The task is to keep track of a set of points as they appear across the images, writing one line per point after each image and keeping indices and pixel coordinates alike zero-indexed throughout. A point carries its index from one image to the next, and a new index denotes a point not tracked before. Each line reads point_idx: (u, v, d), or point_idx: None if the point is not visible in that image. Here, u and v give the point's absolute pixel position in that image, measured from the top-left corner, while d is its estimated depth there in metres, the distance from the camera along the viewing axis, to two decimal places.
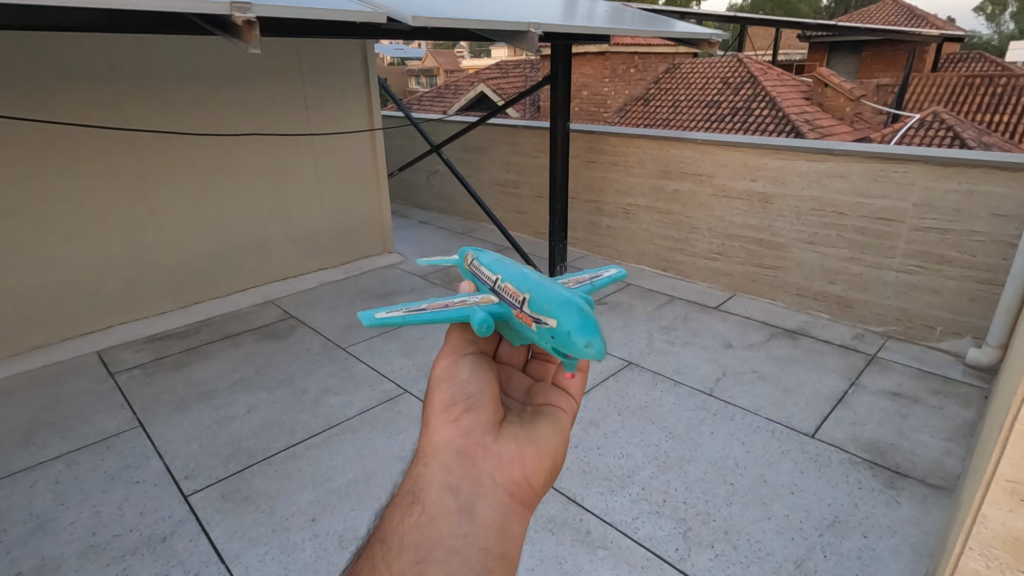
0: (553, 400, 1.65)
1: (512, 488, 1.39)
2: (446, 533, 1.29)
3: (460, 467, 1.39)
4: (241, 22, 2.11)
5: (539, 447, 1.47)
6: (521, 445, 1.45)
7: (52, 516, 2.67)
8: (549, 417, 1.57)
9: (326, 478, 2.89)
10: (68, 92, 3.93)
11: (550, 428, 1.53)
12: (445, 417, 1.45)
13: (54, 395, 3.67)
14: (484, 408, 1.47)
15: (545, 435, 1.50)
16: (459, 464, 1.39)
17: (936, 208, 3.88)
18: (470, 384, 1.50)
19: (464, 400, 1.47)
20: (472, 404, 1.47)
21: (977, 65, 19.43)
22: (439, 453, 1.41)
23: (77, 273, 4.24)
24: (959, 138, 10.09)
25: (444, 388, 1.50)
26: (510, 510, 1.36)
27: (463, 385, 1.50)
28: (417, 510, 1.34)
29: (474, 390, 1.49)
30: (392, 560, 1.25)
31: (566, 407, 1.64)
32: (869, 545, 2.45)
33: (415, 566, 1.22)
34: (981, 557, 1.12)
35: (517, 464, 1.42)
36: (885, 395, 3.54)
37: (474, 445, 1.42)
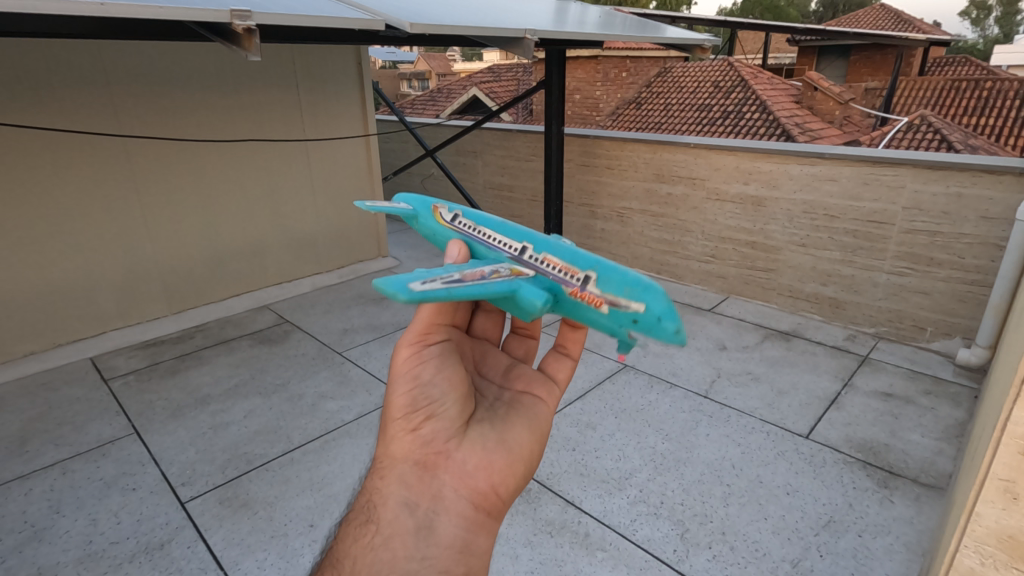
0: (532, 386, 1.60)
1: (476, 500, 1.36)
2: (403, 556, 1.24)
3: (418, 480, 1.34)
4: (241, 30, 2.13)
5: (510, 449, 1.43)
6: (488, 453, 1.40)
7: (47, 524, 2.65)
8: (523, 413, 1.52)
9: (325, 484, 2.89)
10: (63, 98, 3.92)
11: (523, 428, 1.49)
12: (404, 425, 1.38)
13: (47, 402, 3.64)
14: (447, 413, 1.40)
15: (516, 437, 1.46)
16: (419, 477, 1.35)
17: (924, 210, 3.94)
18: (433, 385, 1.41)
19: (425, 404, 1.39)
20: (434, 409, 1.39)
21: (963, 68, 19.74)
22: (396, 465, 1.36)
23: (71, 279, 4.22)
24: (947, 141, 10.24)
25: (403, 390, 1.40)
26: (474, 524, 1.34)
27: (426, 388, 1.41)
28: (370, 530, 1.30)
29: (439, 393, 1.41)
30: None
31: (543, 395, 1.59)
32: (864, 544, 2.48)
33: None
34: (976, 555, 1.15)
35: (483, 474, 1.38)
36: (878, 396, 3.58)
37: (436, 456, 1.37)
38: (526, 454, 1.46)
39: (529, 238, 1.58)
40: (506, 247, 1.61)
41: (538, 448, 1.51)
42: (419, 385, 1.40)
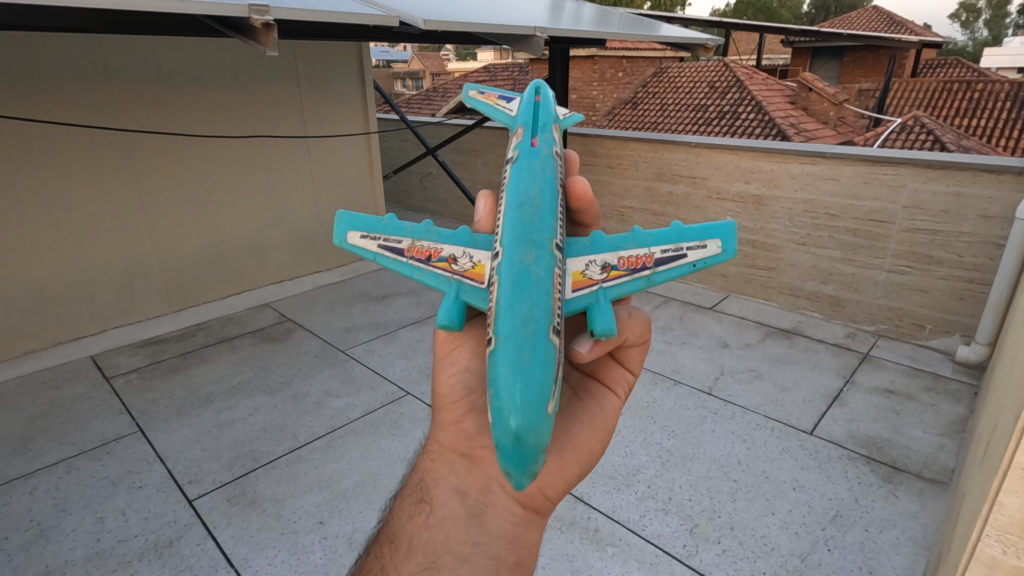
0: (600, 375, 1.65)
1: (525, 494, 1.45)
2: (455, 540, 1.36)
3: (466, 469, 1.49)
4: (259, 25, 2.13)
5: (567, 447, 1.48)
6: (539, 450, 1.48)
7: (53, 523, 2.63)
8: (583, 410, 1.56)
9: (333, 481, 2.89)
10: (62, 93, 3.88)
11: (582, 429, 1.52)
12: (452, 418, 1.54)
13: (50, 400, 3.61)
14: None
15: (575, 434, 1.50)
16: (467, 466, 1.49)
17: (924, 209, 3.98)
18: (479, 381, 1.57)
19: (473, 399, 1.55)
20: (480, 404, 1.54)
21: (954, 71, 19.95)
22: (446, 455, 1.52)
23: (72, 276, 4.19)
24: (940, 142, 10.35)
25: (454, 384, 1.57)
26: (522, 519, 1.44)
27: (471, 384, 1.56)
28: (425, 510, 1.45)
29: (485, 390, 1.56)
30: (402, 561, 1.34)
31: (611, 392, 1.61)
32: (870, 538, 2.51)
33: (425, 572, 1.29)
34: (997, 544, 1.16)
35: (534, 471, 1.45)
36: (880, 392, 3.62)
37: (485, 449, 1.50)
38: (584, 454, 1.50)
39: (505, 256, 1.51)
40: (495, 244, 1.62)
41: (598, 449, 1.55)
42: (465, 380, 1.57)
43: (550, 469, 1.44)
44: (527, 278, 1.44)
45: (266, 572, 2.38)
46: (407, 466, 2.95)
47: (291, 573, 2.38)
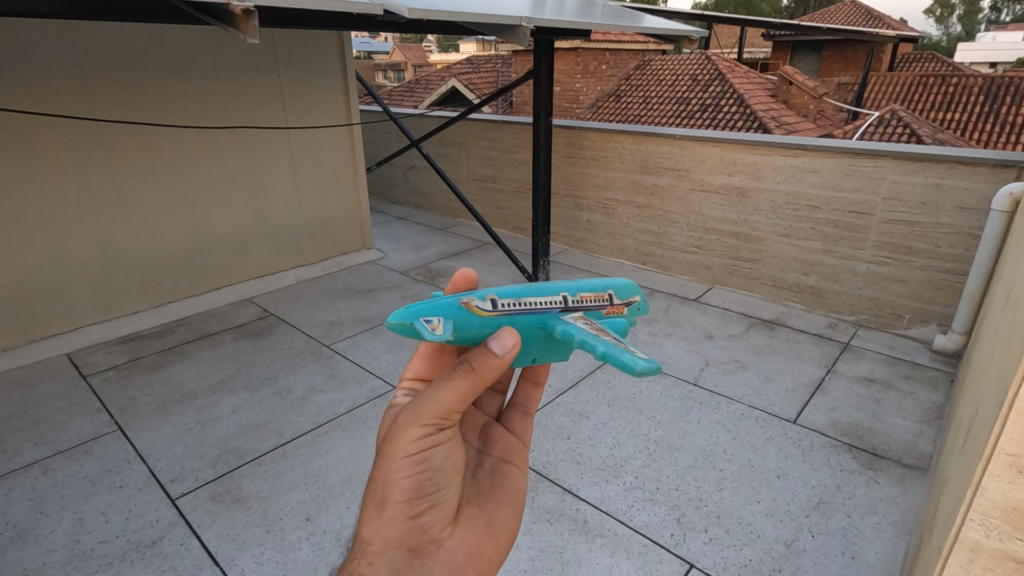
0: (511, 455, 1.52)
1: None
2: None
3: (409, 565, 1.18)
4: (239, 11, 2.06)
5: (488, 530, 1.35)
6: (473, 534, 1.31)
7: (30, 525, 2.57)
8: (500, 489, 1.43)
9: (320, 477, 2.86)
10: (33, 83, 3.75)
11: (504, 506, 1.41)
12: (403, 511, 1.19)
13: (23, 399, 3.52)
14: (448, 500, 1.26)
15: (498, 523, 1.37)
16: (411, 564, 1.18)
17: (903, 201, 4.06)
18: (438, 473, 1.22)
19: (428, 490, 1.21)
20: (439, 495, 1.23)
21: (929, 65, 20.44)
22: (388, 550, 1.17)
23: (45, 271, 4.07)
24: (916, 136, 10.61)
25: (407, 471, 1.18)
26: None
27: (430, 472, 1.21)
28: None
29: (439, 483, 1.22)
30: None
31: (516, 465, 1.51)
32: (853, 524, 2.55)
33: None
34: (980, 527, 1.18)
35: (469, 554, 1.28)
36: (860, 380, 3.69)
37: (429, 542, 1.22)
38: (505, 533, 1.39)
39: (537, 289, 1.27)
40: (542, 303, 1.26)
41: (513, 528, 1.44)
42: (425, 469, 1.20)
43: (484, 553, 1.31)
44: (552, 289, 1.28)
45: (253, 569, 2.35)
46: None
47: (279, 570, 2.35)
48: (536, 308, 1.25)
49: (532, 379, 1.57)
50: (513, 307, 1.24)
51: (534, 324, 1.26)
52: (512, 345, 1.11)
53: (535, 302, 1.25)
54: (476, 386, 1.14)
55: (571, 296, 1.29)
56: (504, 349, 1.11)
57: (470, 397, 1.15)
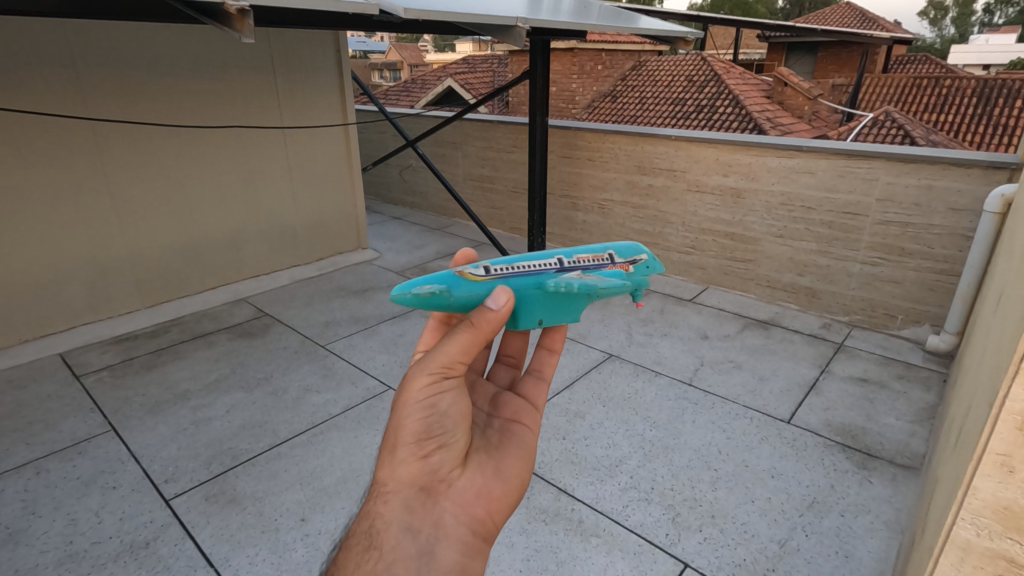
0: (521, 414, 1.42)
1: (475, 526, 1.17)
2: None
3: (423, 505, 1.13)
4: (234, 11, 2.05)
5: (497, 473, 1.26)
6: (485, 478, 1.23)
7: (23, 526, 2.55)
8: (512, 441, 1.34)
9: (315, 477, 2.85)
10: (26, 81, 3.72)
11: (517, 455, 1.32)
12: (414, 452, 1.16)
13: (15, 400, 3.49)
14: (459, 442, 1.21)
15: (509, 470, 1.28)
16: (424, 504, 1.13)
17: (897, 202, 4.08)
18: (447, 415, 1.18)
19: (438, 431, 1.18)
20: (450, 436, 1.19)
21: (923, 67, 20.56)
22: (402, 491, 1.13)
23: (37, 272, 4.04)
24: (910, 137, 10.67)
25: (417, 413, 1.16)
26: (472, 547, 1.15)
27: (442, 415, 1.18)
28: (373, 556, 1.08)
29: (448, 425, 1.19)
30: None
31: (528, 423, 1.41)
32: (846, 523, 2.57)
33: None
34: (972, 526, 1.20)
35: (480, 496, 1.20)
36: (854, 380, 3.71)
37: (440, 482, 1.17)
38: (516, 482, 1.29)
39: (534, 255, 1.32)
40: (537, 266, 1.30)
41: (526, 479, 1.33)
42: (434, 410, 1.17)
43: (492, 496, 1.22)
44: (545, 255, 1.32)
45: (248, 570, 2.34)
46: None
47: (273, 571, 2.34)
48: (531, 270, 1.29)
49: (545, 346, 1.55)
50: (507, 271, 1.27)
51: (532, 285, 1.29)
52: (508, 298, 1.18)
53: (530, 265, 1.29)
54: (479, 337, 1.16)
55: (565, 258, 1.32)
56: (500, 303, 1.18)
57: (474, 349, 1.17)
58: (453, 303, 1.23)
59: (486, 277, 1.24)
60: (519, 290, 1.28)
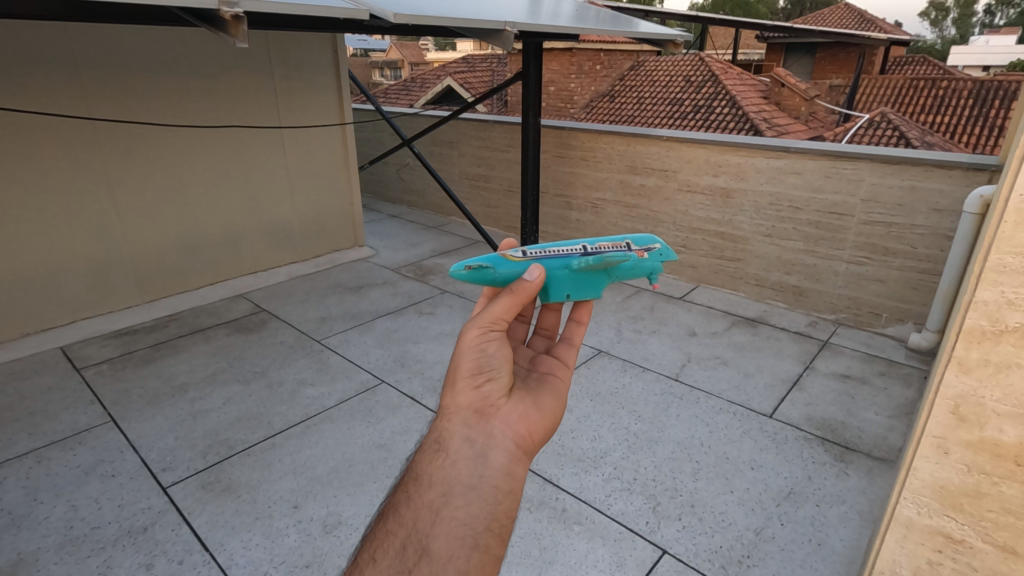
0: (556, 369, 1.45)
1: (522, 442, 1.20)
2: (465, 473, 1.12)
3: (477, 422, 1.18)
4: (228, 17, 2.14)
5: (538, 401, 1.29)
6: (530, 406, 1.26)
7: (25, 512, 2.64)
8: (551, 383, 1.38)
9: (308, 466, 2.94)
10: (29, 81, 3.81)
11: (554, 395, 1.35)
12: (467, 382, 1.23)
13: (17, 391, 3.58)
14: (506, 376, 1.27)
15: (548, 402, 1.31)
16: (479, 420, 1.18)
17: (881, 203, 4.16)
18: (497, 353, 1.26)
19: (488, 366, 1.25)
20: (497, 371, 1.26)
21: (921, 68, 20.59)
22: (459, 411, 1.19)
23: (39, 267, 4.13)
24: (904, 139, 10.75)
25: (469, 352, 1.24)
26: (518, 456, 1.18)
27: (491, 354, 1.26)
28: (441, 456, 1.14)
29: (497, 362, 1.26)
30: (422, 490, 1.12)
31: (564, 374, 1.44)
32: (821, 513, 2.66)
33: (441, 499, 1.09)
34: (913, 505, 1.29)
35: (525, 419, 1.23)
36: (837, 377, 3.80)
37: (490, 406, 1.22)
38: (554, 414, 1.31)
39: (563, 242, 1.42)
40: (565, 251, 1.40)
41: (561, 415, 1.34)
42: (484, 350, 1.26)
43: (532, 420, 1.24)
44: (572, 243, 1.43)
45: (241, 555, 2.42)
46: (380, 452, 3.02)
47: (266, 555, 2.43)
48: (559, 253, 1.40)
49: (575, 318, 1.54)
50: (541, 254, 1.39)
51: (560, 266, 1.39)
52: (541, 272, 1.30)
53: (558, 248, 1.40)
54: (519, 300, 1.26)
55: (590, 245, 1.41)
56: (535, 276, 1.30)
57: (517, 311, 1.26)
58: (497, 278, 1.35)
59: (523, 257, 1.37)
60: (549, 269, 1.39)
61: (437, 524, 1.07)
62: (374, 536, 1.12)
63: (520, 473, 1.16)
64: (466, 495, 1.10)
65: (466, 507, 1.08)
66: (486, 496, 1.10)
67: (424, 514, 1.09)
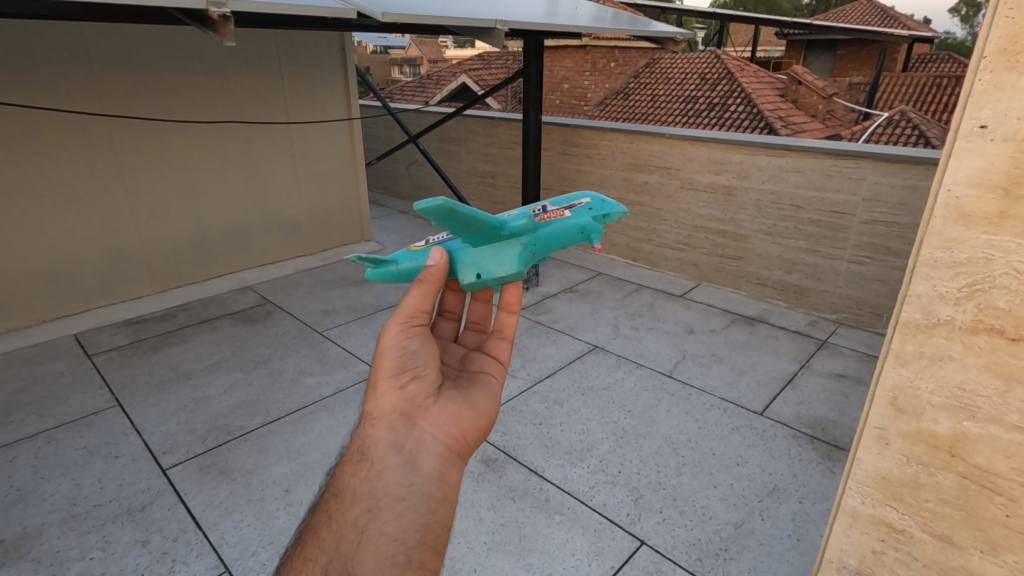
0: (487, 367, 1.50)
1: (452, 444, 1.25)
2: (393, 483, 1.16)
3: (403, 426, 1.22)
4: (217, 16, 2.23)
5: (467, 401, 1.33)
6: (460, 405, 1.31)
7: (32, 488, 2.77)
8: (483, 381, 1.43)
9: (301, 453, 3.03)
10: (47, 78, 3.97)
11: (486, 393, 1.39)
12: (391, 384, 1.26)
13: (31, 375, 3.74)
14: (433, 374, 1.31)
15: (481, 400, 1.36)
16: (405, 424, 1.22)
17: (883, 202, 4.12)
18: (419, 350, 1.31)
19: (412, 364, 1.29)
20: (422, 368, 1.30)
21: (946, 66, 20.15)
22: (384, 416, 1.22)
23: (54, 258, 4.29)
24: (923, 138, 10.56)
25: (390, 352, 1.29)
26: (449, 460, 1.23)
27: (413, 352, 1.30)
28: (365, 466, 1.18)
29: (421, 358, 1.30)
30: (345, 508, 1.15)
31: (497, 372, 1.49)
32: (803, 509, 2.67)
33: (367, 514, 1.12)
34: (858, 495, 1.32)
35: (454, 419, 1.28)
36: (832, 376, 3.78)
37: (417, 407, 1.26)
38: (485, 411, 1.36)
39: None
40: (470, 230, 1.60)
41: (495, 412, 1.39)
42: (407, 349, 1.30)
43: (462, 418, 1.29)
44: None
45: (232, 534, 2.52)
46: None
47: (256, 536, 2.52)
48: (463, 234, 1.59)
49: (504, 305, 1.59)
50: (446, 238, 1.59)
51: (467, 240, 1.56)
52: (443, 255, 1.39)
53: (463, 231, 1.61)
54: (429, 288, 1.35)
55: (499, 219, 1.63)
56: (438, 260, 1.39)
57: (433, 299, 1.36)
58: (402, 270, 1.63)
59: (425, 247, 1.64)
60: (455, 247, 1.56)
61: (363, 544, 1.08)
62: (293, 563, 1.12)
63: (453, 478, 1.21)
64: (396, 507, 1.13)
65: (394, 521, 1.11)
66: (417, 506, 1.14)
67: (348, 534, 1.11)
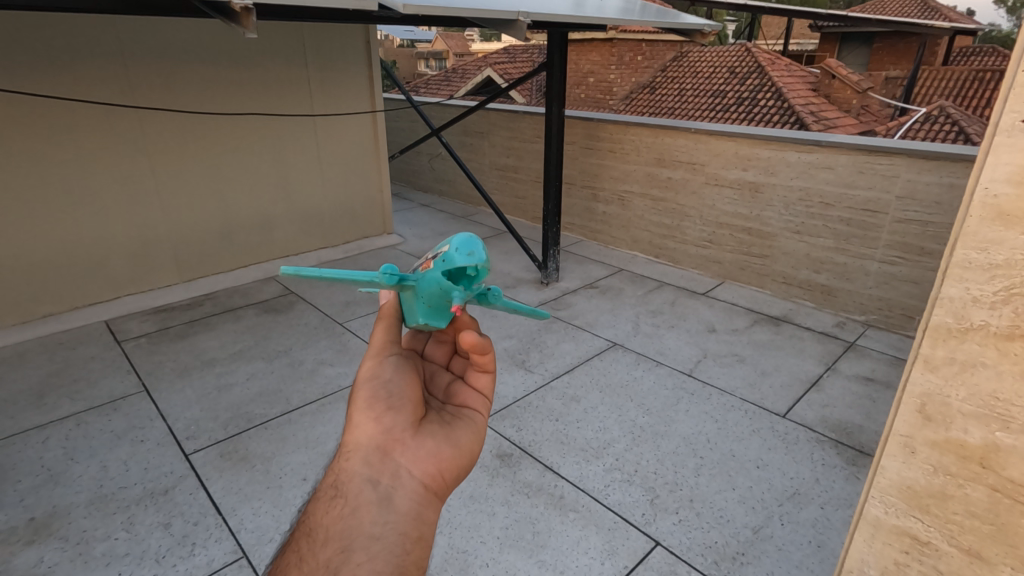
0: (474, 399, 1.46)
1: (430, 482, 1.24)
2: (367, 522, 1.13)
3: (379, 459, 1.22)
4: (239, 8, 2.26)
5: (444, 439, 1.31)
6: (438, 442, 1.29)
7: (62, 469, 2.86)
8: (466, 416, 1.41)
9: (318, 442, 3.06)
10: (80, 70, 4.07)
11: (467, 429, 1.38)
12: (366, 417, 1.26)
13: (64, 359, 3.86)
14: (410, 407, 1.30)
15: (462, 438, 1.35)
16: (381, 458, 1.22)
17: (918, 200, 3.98)
18: (393, 381, 1.31)
19: (386, 397, 1.29)
20: (399, 401, 1.30)
21: (989, 59, 19.42)
22: (360, 449, 1.22)
23: (86, 245, 4.42)
24: (964, 135, 10.20)
25: (366, 383, 1.30)
26: (425, 497, 1.22)
27: (386, 383, 1.31)
28: (339, 503, 1.16)
29: (397, 391, 1.31)
30: (317, 549, 1.10)
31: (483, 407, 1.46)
32: (824, 516, 2.60)
33: (340, 556, 1.07)
34: (880, 504, 1.28)
35: (433, 456, 1.27)
36: (858, 379, 3.67)
37: (394, 441, 1.25)
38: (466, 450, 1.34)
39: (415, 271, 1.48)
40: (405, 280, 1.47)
41: (476, 449, 1.37)
42: (379, 380, 1.31)
43: (439, 455, 1.28)
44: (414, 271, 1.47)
45: (250, 521, 2.56)
46: None
47: (272, 522, 2.56)
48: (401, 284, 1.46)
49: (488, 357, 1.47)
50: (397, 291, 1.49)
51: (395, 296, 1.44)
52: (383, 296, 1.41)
53: None
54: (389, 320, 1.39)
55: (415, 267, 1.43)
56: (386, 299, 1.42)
57: (390, 331, 1.38)
58: None
59: None
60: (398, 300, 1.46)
61: None
62: None
63: (430, 517, 1.20)
64: (370, 547, 1.09)
65: (367, 563, 1.06)
66: (392, 546, 1.10)
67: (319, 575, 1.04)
